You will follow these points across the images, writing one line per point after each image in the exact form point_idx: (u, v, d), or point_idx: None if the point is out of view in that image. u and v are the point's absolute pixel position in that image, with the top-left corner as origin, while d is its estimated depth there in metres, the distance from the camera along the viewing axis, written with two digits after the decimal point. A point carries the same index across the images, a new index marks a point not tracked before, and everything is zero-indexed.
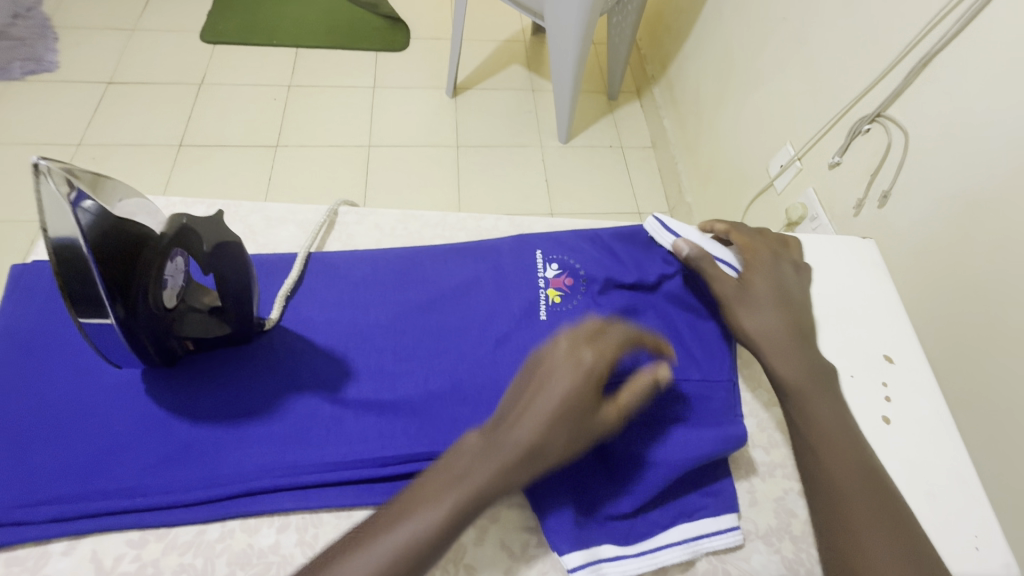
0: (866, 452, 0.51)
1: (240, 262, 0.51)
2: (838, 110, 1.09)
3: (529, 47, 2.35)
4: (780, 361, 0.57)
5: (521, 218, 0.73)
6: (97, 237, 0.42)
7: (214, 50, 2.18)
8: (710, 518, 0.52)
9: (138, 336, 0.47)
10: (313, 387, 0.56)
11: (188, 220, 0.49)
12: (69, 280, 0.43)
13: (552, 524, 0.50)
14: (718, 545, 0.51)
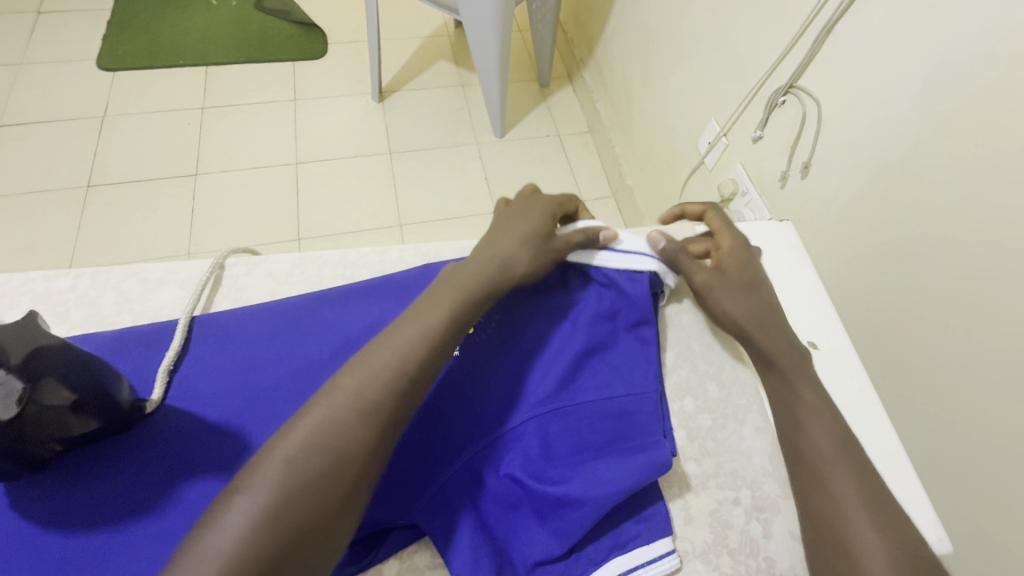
0: (866, 467, 0.50)
1: (77, 355, 0.45)
2: (755, 83, 1.07)
3: (454, 42, 2.28)
4: (766, 339, 0.58)
5: (429, 245, 0.69)
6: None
7: (115, 77, 2.02)
8: (644, 546, 0.51)
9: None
10: (207, 470, 0.51)
11: None
12: None
13: None
14: (655, 573, 0.51)
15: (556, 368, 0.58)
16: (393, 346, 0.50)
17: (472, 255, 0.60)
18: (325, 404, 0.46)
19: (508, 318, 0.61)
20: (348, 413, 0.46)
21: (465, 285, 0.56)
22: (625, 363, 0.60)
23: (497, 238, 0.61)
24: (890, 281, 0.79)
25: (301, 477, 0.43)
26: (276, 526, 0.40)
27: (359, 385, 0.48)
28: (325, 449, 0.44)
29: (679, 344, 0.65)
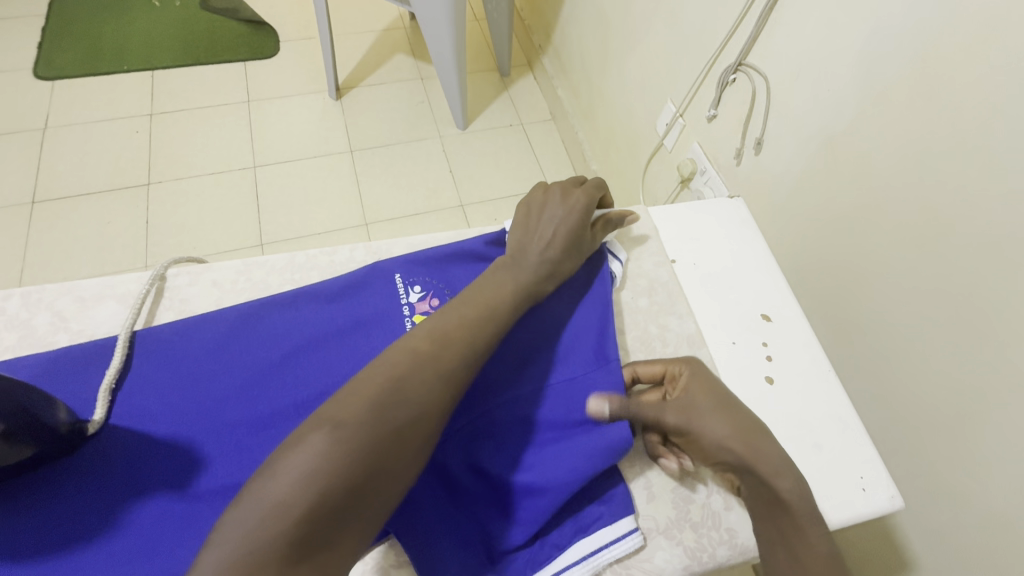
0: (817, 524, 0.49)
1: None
2: (706, 62, 1.08)
3: (410, 34, 2.24)
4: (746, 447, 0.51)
5: (379, 242, 0.67)
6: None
7: (54, 87, 1.92)
8: (608, 527, 0.51)
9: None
10: (158, 487, 0.49)
11: None
12: None
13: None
14: (619, 552, 0.51)
15: (517, 353, 0.58)
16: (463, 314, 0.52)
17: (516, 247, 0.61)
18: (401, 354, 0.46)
19: None
20: (422, 365, 0.46)
21: (523, 269, 0.58)
22: (588, 345, 0.59)
23: (532, 227, 0.62)
24: (843, 248, 0.81)
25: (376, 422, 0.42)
26: (350, 462, 0.39)
27: (430, 342, 0.48)
28: (400, 400, 0.43)
29: (638, 327, 0.64)
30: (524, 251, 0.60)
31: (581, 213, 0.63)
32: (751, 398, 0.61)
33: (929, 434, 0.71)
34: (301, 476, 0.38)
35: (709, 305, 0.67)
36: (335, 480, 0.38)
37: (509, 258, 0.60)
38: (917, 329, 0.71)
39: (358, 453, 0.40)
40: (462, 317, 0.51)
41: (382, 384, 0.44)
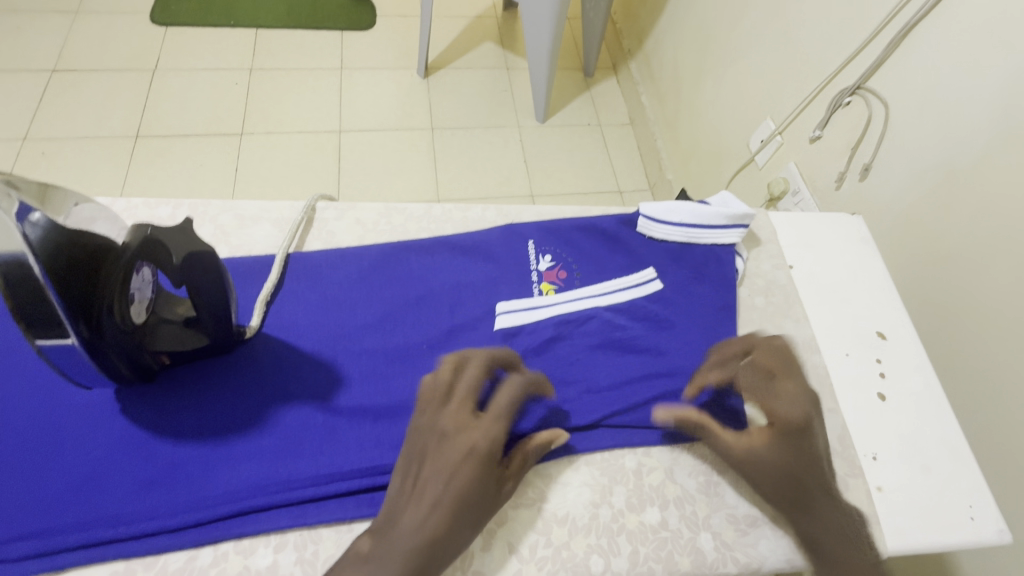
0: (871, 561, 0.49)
1: (213, 272, 0.47)
2: (818, 83, 1.05)
3: (501, 23, 2.27)
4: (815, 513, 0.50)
5: (509, 206, 0.70)
6: (28, 228, 0.37)
7: (167, 32, 2.01)
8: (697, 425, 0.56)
9: (89, 346, 0.42)
10: (302, 396, 0.53)
11: (153, 228, 0.44)
12: (14, 298, 0.38)
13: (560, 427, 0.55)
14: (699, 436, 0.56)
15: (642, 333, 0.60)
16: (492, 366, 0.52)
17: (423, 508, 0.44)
18: (479, 433, 0.48)
19: (590, 282, 0.63)
20: (470, 460, 0.46)
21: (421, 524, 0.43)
22: (705, 335, 0.60)
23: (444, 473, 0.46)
24: (944, 289, 0.77)
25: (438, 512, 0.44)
26: (423, 548, 0.43)
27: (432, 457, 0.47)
28: (468, 490, 0.45)
29: (752, 323, 0.66)
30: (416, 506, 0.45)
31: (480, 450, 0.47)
32: (858, 407, 0.61)
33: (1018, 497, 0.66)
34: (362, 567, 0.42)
35: (822, 314, 0.67)
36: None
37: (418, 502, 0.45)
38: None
39: (421, 556, 0.42)
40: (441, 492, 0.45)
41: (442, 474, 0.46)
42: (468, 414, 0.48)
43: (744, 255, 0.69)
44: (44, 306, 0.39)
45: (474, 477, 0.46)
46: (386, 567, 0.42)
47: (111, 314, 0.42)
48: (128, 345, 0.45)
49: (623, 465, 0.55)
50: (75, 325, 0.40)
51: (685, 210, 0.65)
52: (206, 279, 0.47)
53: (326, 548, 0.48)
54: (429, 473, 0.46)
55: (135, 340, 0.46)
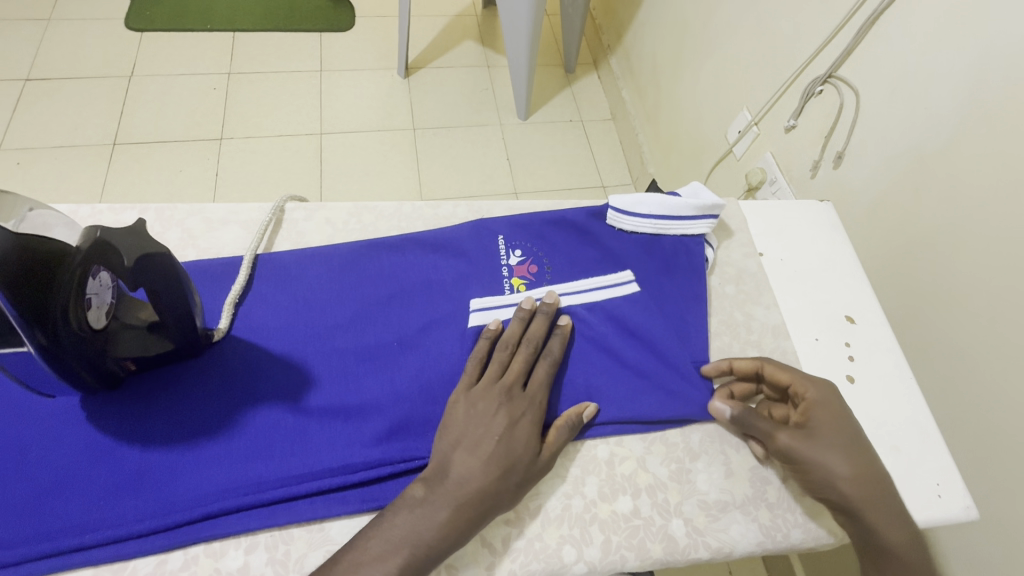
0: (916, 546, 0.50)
1: (172, 273, 0.47)
2: (792, 73, 1.06)
3: (482, 22, 2.27)
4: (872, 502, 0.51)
5: (481, 202, 0.70)
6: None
7: (142, 37, 1.99)
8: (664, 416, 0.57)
9: (47, 354, 0.41)
10: (271, 398, 0.53)
11: (104, 232, 0.44)
12: None
13: None
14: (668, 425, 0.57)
15: (612, 328, 0.60)
16: (519, 365, 0.55)
17: (450, 495, 0.47)
18: (502, 425, 0.50)
19: (559, 276, 0.63)
20: (494, 459, 0.49)
21: (446, 511, 0.46)
22: (673, 326, 0.61)
23: (474, 461, 0.48)
24: (914, 273, 0.78)
25: (464, 497, 0.47)
26: (449, 534, 0.45)
27: (465, 442, 0.50)
28: (496, 484, 0.48)
29: (724, 311, 0.66)
30: (446, 489, 0.47)
31: (506, 442, 0.50)
32: None
33: (991, 473, 0.67)
34: (386, 549, 0.44)
35: (793, 300, 0.68)
36: (426, 560, 0.44)
37: (447, 487, 0.47)
38: (1001, 367, 0.66)
39: (440, 543, 0.45)
40: (469, 478, 0.47)
41: (470, 462, 0.48)
42: (506, 413, 0.51)
43: (715, 245, 0.70)
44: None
45: (503, 473, 0.48)
46: (405, 549, 0.44)
47: (70, 322, 0.42)
48: (91, 351, 0.45)
49: (596, 456, 0.55)
50: (30, 333, 0.39)
51: (654, 202, 0.65)
52: (167, 277, 0.47)
53: (297, 548, 0.48)
54: (461, 460, 0.49)
55: (97, 346, 0.46)
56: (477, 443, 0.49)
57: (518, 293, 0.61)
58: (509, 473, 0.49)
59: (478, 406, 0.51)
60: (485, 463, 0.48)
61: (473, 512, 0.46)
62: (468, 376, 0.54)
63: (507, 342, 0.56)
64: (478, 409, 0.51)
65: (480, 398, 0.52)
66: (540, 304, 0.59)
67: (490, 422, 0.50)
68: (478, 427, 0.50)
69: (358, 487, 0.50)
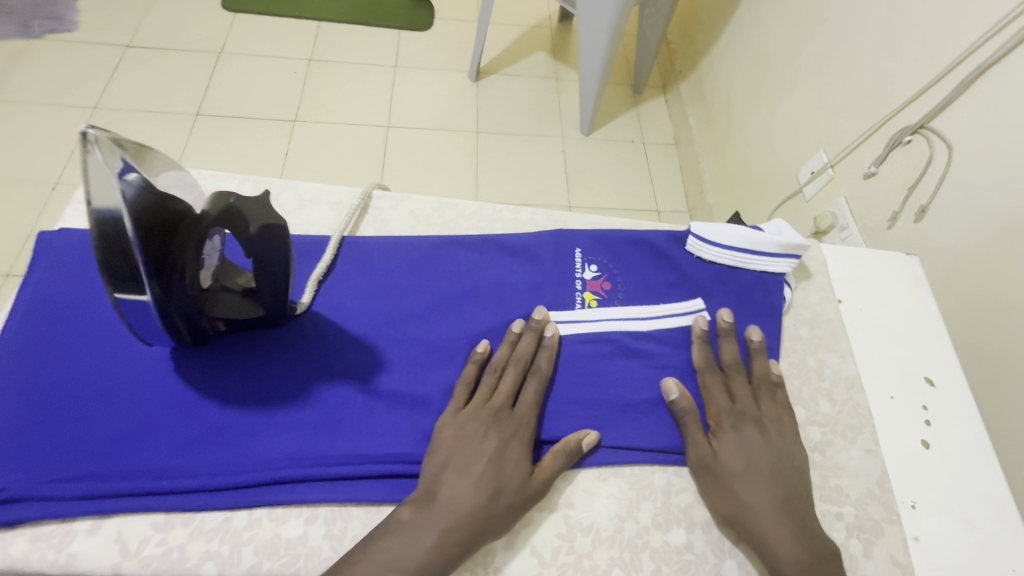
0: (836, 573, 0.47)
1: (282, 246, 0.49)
2: (877, 121, 1.03)
3: (556, 35, 2.30)
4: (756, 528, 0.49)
5: (559, 213, 0.70)
6: (127, 183, 0.39)
7: (236, 18, 2.10)
8: None
9: (160, 305, 0.44)
10: (343, 376, 0.54)
11: (236, 199, 0.46)
12: (107, 252, 0.41)
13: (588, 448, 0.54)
14: None
15: (680, 355, 0.59)
16: (508, 386, 0.54)
17: (439, 517, 0.45)
18: (491, 447, 0.49)
19: (631, 297, 0.62)
20: (485, 481, 0.48)
21: (433, 535, 0.44)
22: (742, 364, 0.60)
23: (463, 485, 0.47)
24: (996, 342, 0.74)
25: (454, 519, 0.45)
26: (438, 559, 0.44)
27: (457, 464, 0.49)
28: (486, 506, 0.46)
29: (796, 355, 0.64)
30: (433, 514, 0.46)
31: (496, 465, 0.49)
32: (902, 452, 0.59)
33: None
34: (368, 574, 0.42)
35: (869, 353, 0.65)
36: None
37: (440, 508, 0.46)
38: None
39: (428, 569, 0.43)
40: (461, 499, 0.46)
41: (459, 485, 0.47)
42: (494, 435, 0.50)
43: (793, 286, 0.68)
44: (126, 259, 0.41)
45: (496, 495, 0.47)
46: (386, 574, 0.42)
47: (183, 276, 0.44)
48: (192, 307, 0.47)
49: (652, 482, 0.54)
50: (150, 283, 0.42)
51: (736, 233, 0.64)
52: (274, 248, 0.49)
53: (354, 526, 0.49)
54: (452, 482, 0.48)
55: (199, 303, 0.48)
56: (467, 464, 0.49)
57: (589, 308, 0.61)
58: (501, 495, 0.47)
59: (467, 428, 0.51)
60: (475, 484, 0.47)
61: (464, 534, 0.45)
62: (455, 400, 0.53)
63: (496, 365, 0.55)
64: (466, 432, 0.50)
65: (469, 420, 0.51)
66: (529, 324, 0.58)
67: (478, 445, 0.50)
68: (469, 450, 0.49)
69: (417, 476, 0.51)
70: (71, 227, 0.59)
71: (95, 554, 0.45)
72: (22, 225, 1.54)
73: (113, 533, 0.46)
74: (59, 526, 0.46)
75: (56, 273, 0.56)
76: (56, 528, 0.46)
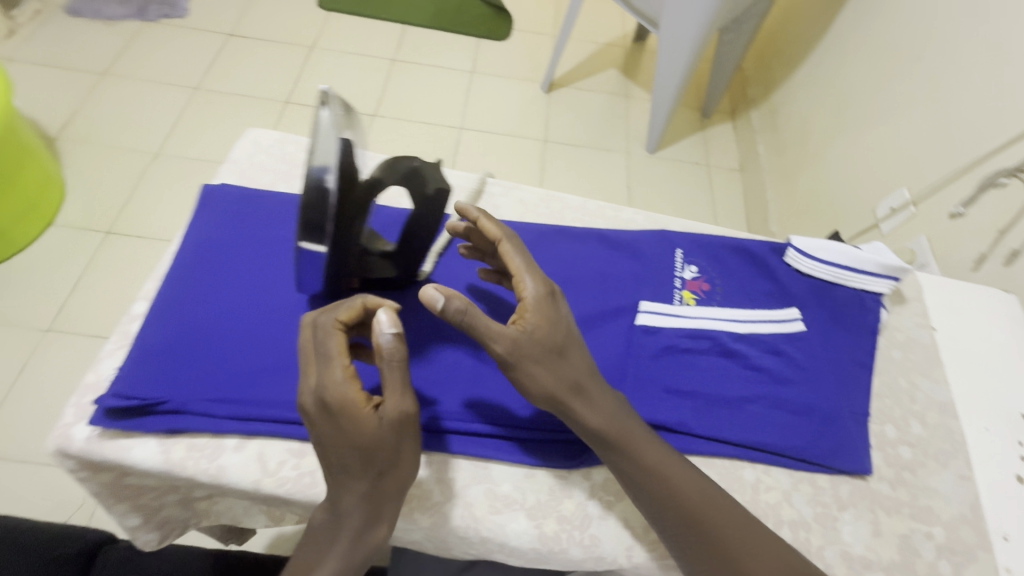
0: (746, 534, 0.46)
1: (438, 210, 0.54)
2: (970, 161, 1.02)
3: (628, 54, 2.35)
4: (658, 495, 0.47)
5: (658, 215, 0.74)
6: (347, 142, 0.45)
7: (328, 17, 2.24)
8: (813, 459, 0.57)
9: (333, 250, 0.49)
10: (458, 341, 0.59)
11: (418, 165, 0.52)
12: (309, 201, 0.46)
13: (683, 437, 0.56)
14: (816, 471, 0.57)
15: (775, 360, 0.61)
16: (343, 369, 0.43)
17: (339, 527, 0.43)
18: (352, 447, 0.42)
19: (728, 300, 0.65)
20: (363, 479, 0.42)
21: (343, 544, 0.43)
22: (836, 376, 0.61)
23: (341, 492, 0.43)
24: None
25: (354, 523, 0.43)
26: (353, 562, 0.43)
27: (331, 471, 0.43)
28: (377, 498, 0.43)
29: (888, 375, 0.65)
30: (335, 524, 0.43)
31: (360, 459, 0.42)
32: (996, 483, 0.58)
33: None
34: None
35: (962, 383, 0.65)
36: None
37: (336, 516, 0.43)
38: None
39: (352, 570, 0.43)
40: (351, 502, 0.43)
41: (345, 496, 0.43)
42: (361, 430, 0.42)
43: (887, 308, 0.69)
44: (319, 201, 0.46)
45: (382, 483, 0.43)
46: None
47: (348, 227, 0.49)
48: (342, 257, 0.52)
49: (741, 476, 0.56)
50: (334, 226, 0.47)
51: (838, 250, 0.66)
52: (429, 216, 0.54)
53: (463, 477, 0.53)
54: (335, 491, 0.43)
55: (349, 257, 0.53)
56: (338, 468, 0.43)
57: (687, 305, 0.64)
58: (375, 484, 0.43)
59: (343, 405, 0.42)
60: (354, 487, 0.42)
61: (362, 528, 0.43)
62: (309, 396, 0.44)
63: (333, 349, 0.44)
64: (343, 411, 0.42)
65: (339, 394, 0.42)
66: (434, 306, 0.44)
67: (341, 449, 0.42)
68: (331, 453, 0.43)
69: (522, 440, 0.55)
70: (227, 184, 0.66)
71: (241, 469, 0.51)
72: (118, 193, 1.53)
73: (256, 454, 0.52)
74: (211, 441, 0.52)
75: (214, 221, 0.63)
76: (208, 442, 0.52)
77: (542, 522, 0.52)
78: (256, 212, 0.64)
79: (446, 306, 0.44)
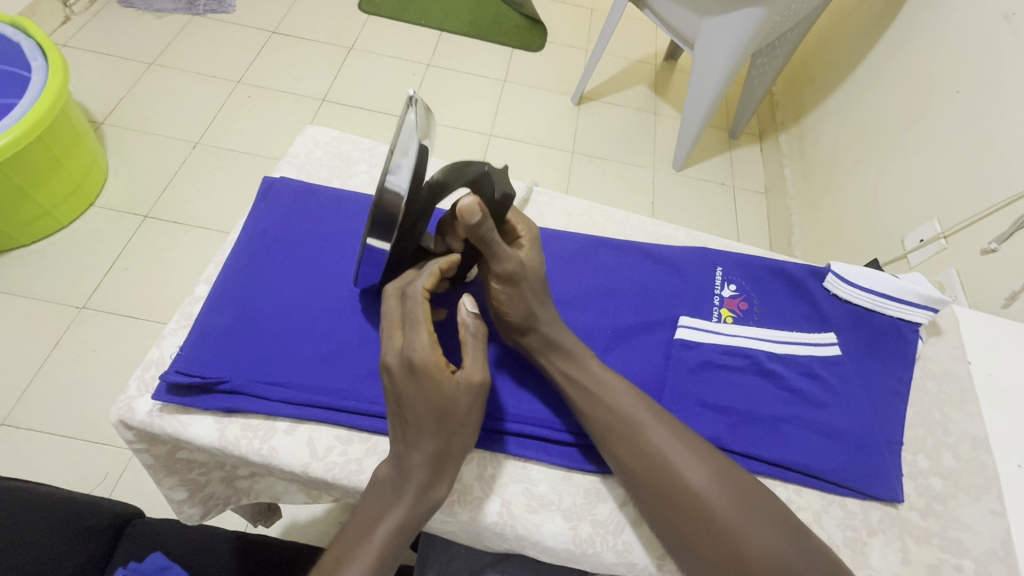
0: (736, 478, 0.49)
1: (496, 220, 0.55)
2: (1004, 199, 1.02)
3: (660, 72, 2.37)
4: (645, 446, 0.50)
5: (698, 234, 0.75)
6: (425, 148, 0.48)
7: (368, 20, 2.29)
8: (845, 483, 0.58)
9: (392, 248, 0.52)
10: (501, 342, 0.60)
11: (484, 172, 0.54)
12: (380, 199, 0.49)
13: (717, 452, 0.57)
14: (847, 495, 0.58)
15: (811, 383, 0.62)
16: (417, 336, 0.48)
17: (405, 476, 0.47)
18: (431, 404, 0.47)
19: (765, 321, 0.66)
20: (434, 431, 0.47)
21: (407, 491, 0.47)
22: (870, 403, 0.62)
23: (407, 444, 0.47)
24: None
25: (417, 470, 0.47)
26: (415, 506, 0.47)
27: (402, 427, 0.47)
28: (443, 447, 0.48)
29: (921, 406, 0.65)
30: (402, 474, 0.47)
31: (432, 413, 0.47)
32: None
33: None
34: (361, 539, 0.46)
35: (997, 419, 0.65)
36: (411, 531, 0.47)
37: (404, 467, 0.47)
38: None
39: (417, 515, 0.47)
40: (418, 453, 0.47)
41: (412, 448, 0.47)
42: (432, 391, 0.47)
43: (923, 338, 0.69)
44: (391, 200, 0.48)
45: (446, 435, 0.48)
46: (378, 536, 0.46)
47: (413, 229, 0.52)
48: (401, 256, 0.55)
49: None
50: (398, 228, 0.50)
51: (876, 278, 0.67)
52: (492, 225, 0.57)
53: (501, 475, 0.55)
54: (402, 444, 0.48)
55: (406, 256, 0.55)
56: (408, 424, 0.47)
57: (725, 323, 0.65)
58: (441, 436, 0.47)
59: (427, 367, 0.46)
60: (422, 438, 0.47)
61: (427, 474, 0.47)
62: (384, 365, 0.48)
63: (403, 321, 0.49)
64: (427, 373, 0.46)
65: (423, 357, 0.46)
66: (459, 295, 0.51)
67: (417, 406, 0.47)
68: (405, 411, 0.47)
69: (560, 443, 0.57)
70: (286, 178, 0.69)
71: (291, 451, 0.53)
72: (157, 180, 1.58)
73: (305, 438, 0.54)
74: (264, 423, 0.54)
75: (273, 213, 0.65)
76: (261, 423, 0.54)
77: (577, 524, 0.53)
78: (313, 207, 0.67)
79: (480, 223, 0.49)
